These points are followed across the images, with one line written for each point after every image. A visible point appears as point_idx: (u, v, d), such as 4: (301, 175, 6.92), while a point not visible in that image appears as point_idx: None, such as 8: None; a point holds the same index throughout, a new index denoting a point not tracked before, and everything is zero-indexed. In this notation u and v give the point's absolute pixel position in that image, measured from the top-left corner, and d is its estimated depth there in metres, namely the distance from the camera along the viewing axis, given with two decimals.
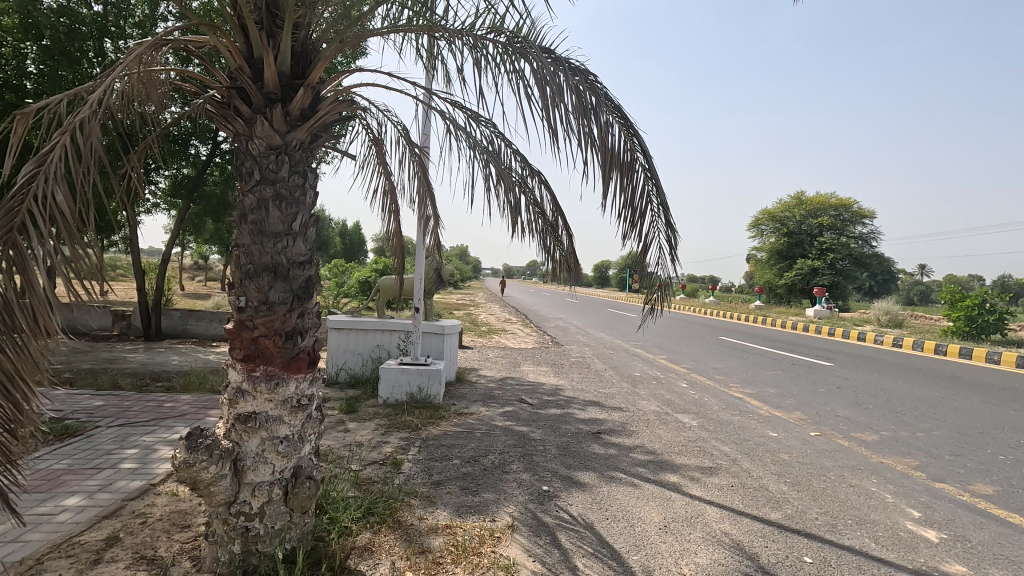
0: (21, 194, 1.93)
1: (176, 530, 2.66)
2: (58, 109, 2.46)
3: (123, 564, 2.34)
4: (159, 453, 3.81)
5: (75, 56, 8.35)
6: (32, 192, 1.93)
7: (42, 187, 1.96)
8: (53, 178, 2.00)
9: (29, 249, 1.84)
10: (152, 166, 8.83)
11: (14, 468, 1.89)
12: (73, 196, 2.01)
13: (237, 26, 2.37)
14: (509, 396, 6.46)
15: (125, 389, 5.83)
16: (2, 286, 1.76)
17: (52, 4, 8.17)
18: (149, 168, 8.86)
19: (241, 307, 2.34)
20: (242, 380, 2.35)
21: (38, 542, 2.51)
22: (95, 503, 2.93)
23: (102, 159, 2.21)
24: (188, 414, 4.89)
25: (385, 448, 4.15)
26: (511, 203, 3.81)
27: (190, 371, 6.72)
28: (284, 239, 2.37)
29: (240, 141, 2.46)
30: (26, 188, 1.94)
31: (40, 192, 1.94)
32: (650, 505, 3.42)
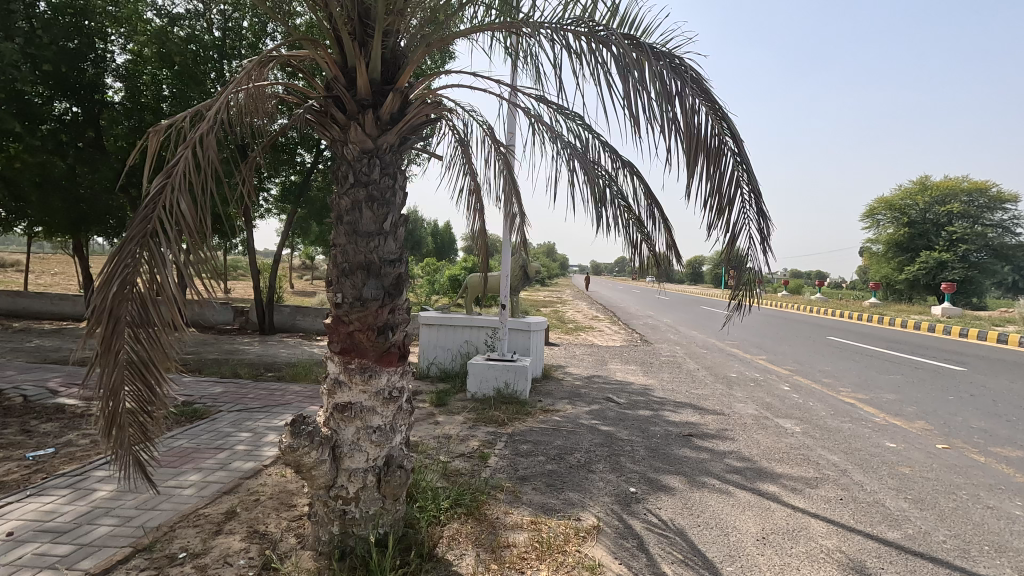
0: (153, 204, 2.16)
1: (284, 509, 2.88)
2: (184, 124, 2.73)
3: (239, 536, 2.56)
4: (270, 437, 4.17)
5: (201, 77, 9.01)
6: (161, 202, 2.15)
7: (170, 196, 2.17)
8: (179, 188, 2.21)
9: (160, 253, 2.06)
10: (264, 173, 9.66)
11: (152, 443, 2.17)
12: (200, 207, 2.23)
13: (333, 38, 2.50)
14: (595, 394, 6.36)
15: (243, 378, 6.43)
16: (142, 287, 2.00)
17: (182, 33, 9.05)
18: (261, 176, 9.67)
19: (338, 303, 2.48)
20: (339, 372, 2.50)
21: (170, 511, 2.78)
22: (217, 480, 3.25)
23: (219, 171, 2.40)
24: (295, 403, 5.30)
25: (473, 441, 4.25)
26: (595, 198, 3.74)
27: (298, 363, 7.28)
28: (377, 239, 2.48)
29: (337, 147, 2.59)
30: (158, 199, 2.16)
31: (168, 202, 2.15)
32: (746, 514, 3.22)
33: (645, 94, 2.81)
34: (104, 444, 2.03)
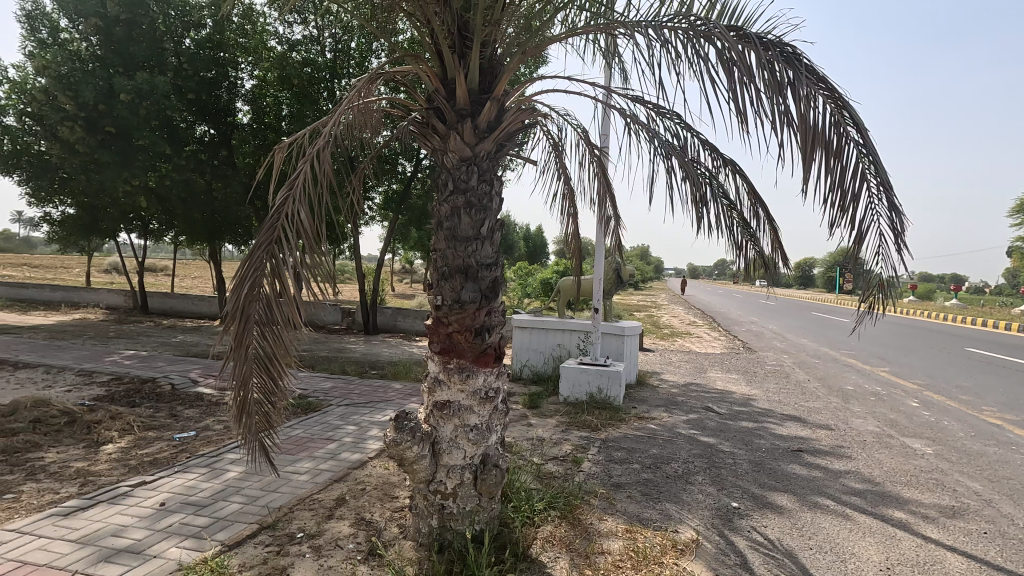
0: (277, 215, 2.37)
1: (388, 500, 3.04)
2: (303, 141, 2.98)
3: (348, 522, 2.74)
4: (374, 431, 4.43)
5: (315, 96, 9.72)
6: (283, 212, 2.36)
7: (290, 207, 2.38)
8: (298, 199, 2.41)
9: (282, 259, 2.26)
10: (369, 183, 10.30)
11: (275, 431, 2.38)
12: (317, 216, 2.42)
13: (434, 52, 2.61)
14: (693, 403, 6.10)
15: (350, 375, 6.88)
16: (267, 290, 2.21)
17: (299, 57, 9.76)
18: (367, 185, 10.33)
19: (438, 305, 2.59)
20: (439, 371, 2.60)
21: (289, 493, 3.03)
22: (329, 467, 3.51)
23: (333, 182, 2.59)
24: (396, 400, 5.59)
25: (565, 445, 4.24)
26: (696, 198, 3.60)
27: (398, 362, 7.67)
28: (474, 243, 2.56)
29: (437, 156, 2.70)
30: (281, 209, 2.37)
31: (289, 212, 2.35)
32: (867, 541, 2.94)
33: (753, 87, 2.65)
34: (236, 430, 2.26)
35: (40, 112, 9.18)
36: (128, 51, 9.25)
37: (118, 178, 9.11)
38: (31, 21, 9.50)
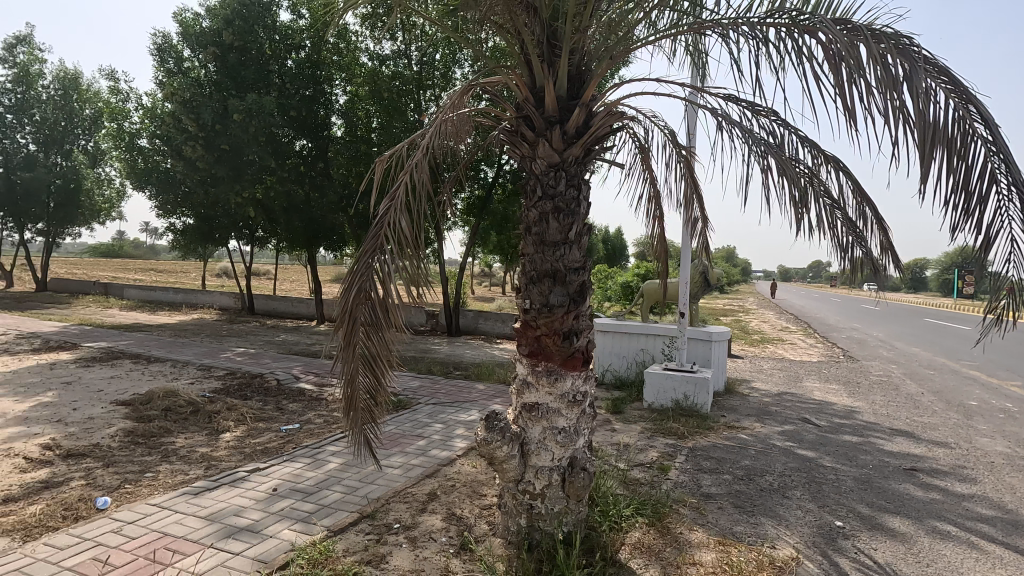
0: (379, 223, 2.53)
1: (477, 497, 3.14)
2: (401, 153, 3.15)
3: (440, 516, 2.85)
4: (461, 429, 4.57)
5: (403, 108, 10.08)
6: (385, 221, 2.51)
7: (391, 216, 2.53)
8: (398, 209, 2.55)
9: (385, 266, 2.41)
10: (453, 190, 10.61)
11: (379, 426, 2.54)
12: (416, 226, 2.56)
13: (523, 62, 2.67)
14: (788, 413, 5.76)
15: (436, 375, 7.12)
16: (373, 294, 2.37)
17: (388, 71, 10.17)
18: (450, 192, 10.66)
19: (527, 309, 2.64)
20: (527, 373, 2.65)
21: (385, 485, 3.21)
22: (421, 463, 3.67)
23: (430, 192, 2.72)
24: (480, 400, 5.72)
25: (651, 452, 4.16)
26: (794, 198, 3.42)
27: (481, 363, 7.84)
28: (562, 248, 2.59)
29: (526, 162, 2.76)
30: (383, 220, 2.52)
31: (390, 221, 2.50)
32: (998, 573, 2.65)
33: (864, 82, 2.47)
34: (344, 424, 2.45)
35: (169, 134, 10.36)
36: (239, 74, 10.11)
37: (230, 190, 10.19)
38: (160, 53, 10.68)
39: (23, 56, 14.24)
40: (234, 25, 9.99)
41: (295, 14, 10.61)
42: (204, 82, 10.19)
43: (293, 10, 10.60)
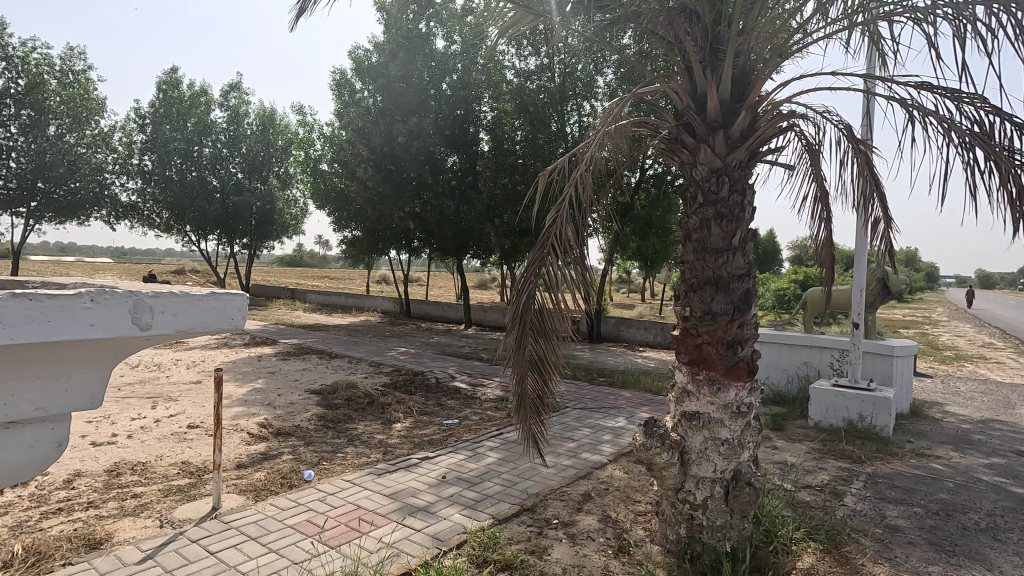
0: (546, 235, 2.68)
1: (632, 502, 3.15)
2: (562, 167, 3.28)
3: (597, 517, 2.92)
4: (610, 435, 4.60)
5: (548, 119, 10.37)
6: (552, 232, 2.66)
7: (557, 227, 2.66)
8: (563, 220, 2.67)
9: (552, 275, 2.56)
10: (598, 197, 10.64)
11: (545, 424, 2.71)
12: (581, 236, 2.67)
13: (683, 68, 2.68)
14: (997, 445, 4.89)
15: (581, 380, 7.20)
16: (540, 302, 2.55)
17: (534, 85, 10.53)
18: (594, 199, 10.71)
19: (686, 316, 2.62)
20: (687, 382, 2.62)
21: (542, 482, 3.35)
22: (574, 464, 3.77)
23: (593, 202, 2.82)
24: (628, 408, 5.69)
25: (822, 474, 3.82)
26: (1010, 193, 2.96)
27: (626, 371, 7.76)
28: (725, 255, 2.55)
29: (685, 169, 2.75)
30: (550, 230, 2.68)
31: (556, 232, 2.63)
32: None
33: None
34: (514, 420, 2.66)
35: (346, 158, 11.84)
36: (403, 100, 11.19)
37: (395, 207, 11.43)
38: (338, 87, 12.24)
39: (235, 100, 17.21)
40: (399, 57, 11.13)
41: (449, 41, 11.53)
42: (371, 109, 11.44)
43: (448, 37, 11.48)
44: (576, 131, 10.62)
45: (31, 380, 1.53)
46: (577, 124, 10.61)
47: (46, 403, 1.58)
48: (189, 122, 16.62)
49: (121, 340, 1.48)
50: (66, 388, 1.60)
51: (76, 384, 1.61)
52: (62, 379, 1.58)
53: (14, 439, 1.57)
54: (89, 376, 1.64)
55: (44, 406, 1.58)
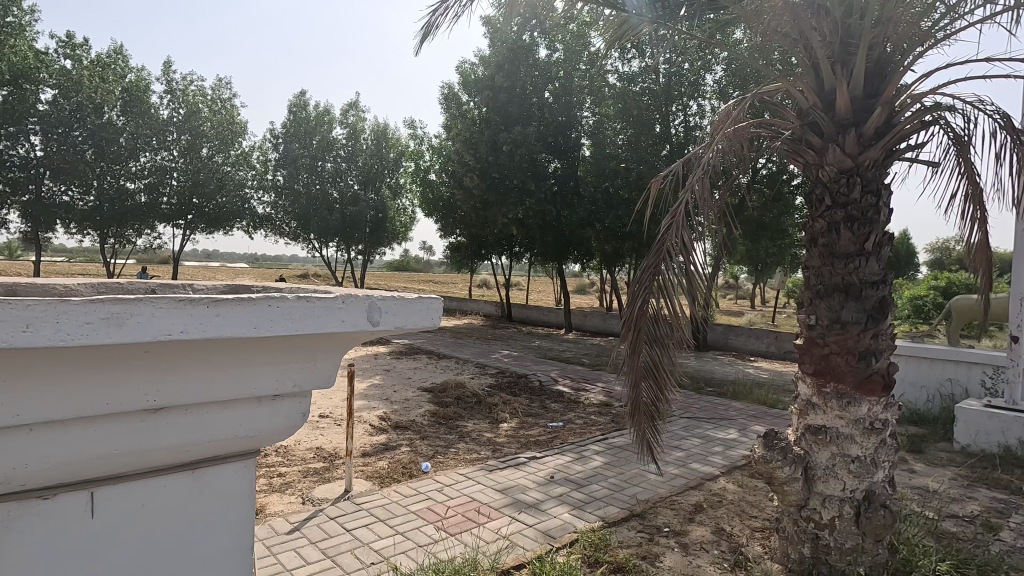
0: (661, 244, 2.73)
1: (748, 517, 3.03)
2: (676, 174, 3.28)
3: (710, 529, 2.85)
4: (721, 446, 4.43)
5: (652, 121, 10.17)
6: (666, 241, 2.70)
7: (672, 236, 2.69)
8: (679, 228, 2.70)
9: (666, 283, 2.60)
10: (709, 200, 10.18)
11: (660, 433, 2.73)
12: (696, 243, 2.69)
13: (809, 66, 2.62)
14: None
15: (688, 389, 6.97)
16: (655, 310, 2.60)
17: (639, 87, 10.37)
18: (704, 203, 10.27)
19: (811, 325, 2.53)
20: (812, 393, 2.52)
21: (651, 490, 3.33)
22: (684, 474, 3.69)
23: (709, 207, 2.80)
24: (739, 419, 5.43)
25: (971, 504, 3.42)
26: None
27: (736, 381, 7.39)
28: (857, 260, 2.44)
29: (810, 170, 2.66)
30: (664, 238, 2.72)
31: (671, 240, 2.67)
32: None
33: None
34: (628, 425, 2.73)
35: (453, 168, 12.40)
36: (507, 110, 11.52)
37: (498, 213, 11.79)
38: (446, 100, 12.84)
39: (354, 117, 18.66)
40: (504, 69, 11.47)
41: (551, 49, 11.68)
42: (477, 120, 11.86)
43: (550, 46, 11.64)
44: (681, 132, 10.33)
45: (281, 355, 1.20)
46: (682, 124, 10.33)
47: (292, 383, 1.24)
48: (315, 139, 18.29)
49: (348, 336, 1.20)
50: (309, 368, 1.25)
51: (320, 366, 1.26)
52: (306, 359, 1.24)
53: (250, 420, 1.23)
54: (330, 357, 1.27)
55: (287, 386, 1.24)
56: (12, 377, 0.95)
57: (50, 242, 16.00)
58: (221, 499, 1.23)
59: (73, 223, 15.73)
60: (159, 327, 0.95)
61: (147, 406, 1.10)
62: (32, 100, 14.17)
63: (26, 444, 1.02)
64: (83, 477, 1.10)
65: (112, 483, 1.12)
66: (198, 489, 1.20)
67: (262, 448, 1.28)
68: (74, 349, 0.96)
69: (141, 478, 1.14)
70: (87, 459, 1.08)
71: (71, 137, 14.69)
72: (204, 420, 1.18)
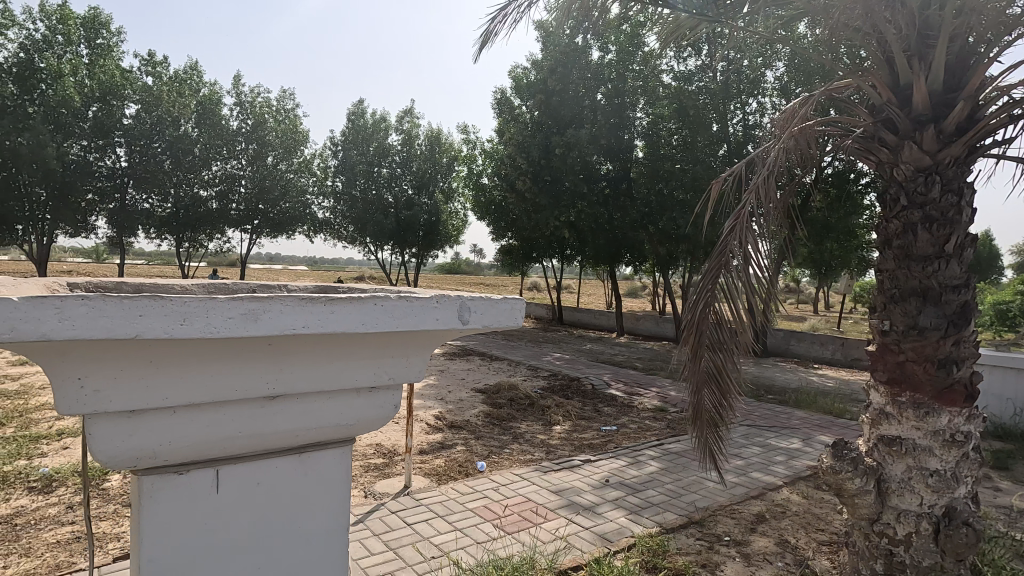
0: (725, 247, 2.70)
1: (815, 530, 2.92)
2: (739, 175, 3.21)
3: (773, 541, 2.76)
4: (783, 456, 4.27)
5: (708, 120, 9.93)
6: (730, 243, 2.66)
7: (737, 238, 2.66)
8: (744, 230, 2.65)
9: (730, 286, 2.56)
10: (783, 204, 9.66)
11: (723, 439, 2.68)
12: (762, 246, 2.64)
13: (883, 61, 2.53)
14: None
15: (747, 396, 6.75)
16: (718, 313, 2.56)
17: (696, 86, 10.14)
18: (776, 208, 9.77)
19: (886, 331, 2.44)
20: (886, 403, 2.42)
21: (710, 498, 3.25)
22: (745, 483, 3.59)
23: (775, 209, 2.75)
24: (803, 429, 5.22)
25: None
26: None
27: (799, 389, 7.09)
28: (936, 262, 2.34)
29: (884, 169, 2.58)
30: (727, 240, 2.69)
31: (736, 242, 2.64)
32: None
33: None
34: (689, 431, 2.71)
35: (505, 171, 12.52)
36: (559, 113, 11.51)
37: (551, 216, 11.80)
38: (498, 105, 12.98)
39: (409, 124, 19.15)
40: (557, 72, 11.48)
41: (604, 50, 11.59)
42: (529, 124, 11.92)
43: (603, 48, 11.56)
44: (739, 131, 10.09)
45: (381, 350, 1.38)
46: (740, 123, 10.10)
47: (389, 376, 1.41)
48: (372, 146, 18.91)
49: (434, 333, 1.37)
50: (404, 365, 1.43)
51: (412, 362, 1.43)
52: (401, 356, 1.41)
53: (352, 409, 1.41)
54: (421, 354, 1.45)
55: (385, 378, 1.41)
56: (179, 365, 1.15)
57: (132, 247, 17.26)
58: (325, 476, 1.42)
59: (152, 228, 16.91)
60: (286, 321, 1.13)
61: (268, 394, 1.27)
62: (118, 115, 15.36)
63: (179, 422, 1.21)
64: (212, 456, 1.28)
65: (240, 460, 1.31)
66: (306, 469, 1.39)
67: (360, 434, 1.46)
68: (226, 343, 1.15)
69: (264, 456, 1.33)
70: (217, 440, 1.26)
71: (151, 149, 15.88)
72: (317, 406, 1.36)
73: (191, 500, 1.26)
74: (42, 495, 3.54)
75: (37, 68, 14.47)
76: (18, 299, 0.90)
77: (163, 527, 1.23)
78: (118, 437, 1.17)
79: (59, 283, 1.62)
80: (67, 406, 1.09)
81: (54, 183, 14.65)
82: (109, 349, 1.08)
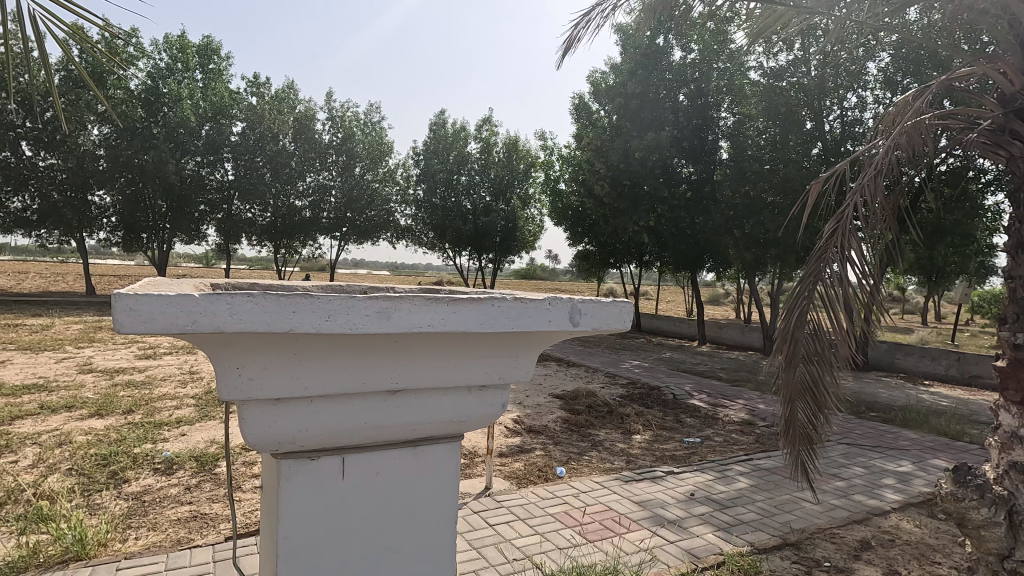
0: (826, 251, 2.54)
1: (930, 562, 2.65)
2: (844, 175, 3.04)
3: (881, 570, 2.54)
4: (889, 479, 3.92)
5: (800, 118, 9.35)
6: (833, 247, 2.51)
7: (840, 241, 2.50)
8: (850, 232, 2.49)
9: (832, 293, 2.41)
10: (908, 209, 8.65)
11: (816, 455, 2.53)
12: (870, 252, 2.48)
13: (1015, 46, 2.34)
14: None
15: (846, 412, 6.26)
16: (815, 321, 2.42)
17: (790, 83, 9.54)
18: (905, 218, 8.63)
19: (1019, 346, 2.26)
20: (1020, 425, 2.21)
21: (807, 520, 3.04)
22: (845, 505, 3.32)
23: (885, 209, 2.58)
24: (913, 450, 4.76)
25: None
26: None
27: (908, 407, 6.47)
28: None
29: (1017, 163, 2.38)
30: (829, 243, 2.55)
31: (841, 244, 2.48)
32: None
33: None
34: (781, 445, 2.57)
35: (584, 177, 12.46)
36: (639, 116, 11.23)
37: (629, 222, 11.58)
38: (576, 110, 12.92)
39: (487, 132, 19.49)
40: (636, 75, 11.21)
41: (686, 50, 11.23)
42: (607, 127, 11.77)
43: (685, 48, 11.21)
44: (837, 129, 9.43)
45: (494, 349, 1.42)
46: (838, 120, 9.44)
47: (499, 376, 1.46)
48: (452, 155, 19.46)
49: (542, 334, 1.40)
50: (513, 365, 1.47)
51: (521, 362, 1.48)
52: (510, 356, 1.46)
53: (464, 406, 1.47)
54: (529, 355, 1.49)
55: (495, 378, 1.46)
56: (317, 358, 1.24)
57: (236, 253, 18.81)
58: (436, 470, 1.47)
59: (254, 236, 18.41)
60: (416, 319, 1.20)
61: (390, 389, 1.35)
62: (227, 133, 16.91)
63: (315, 411, 1.30)
64: (338, 446, 1.37)
65: (362, 451, 1.39)
66: (420, 462, 1.45)
67: (470, 431, 1.51)
68: (358, 338, 1.23)
69: (382, 448, 1.41)
70: (344, 429, 1.34)
71: (254, 162, 17.52)
72: (432, 402, 1.42)
73: (321, 486, 1.35)
74: (164, 476, 3.93)
75: (161, 93, 16.14)
76: (200, 294, 1.01)
77: (298, 511, 1.33)
78: (265, 422, 1.28)
79: (204, 283, 1.81)
80: (227, 392, 1.21)
81: (173, 196, 16.65)
82: (261, 341, 1.18)
